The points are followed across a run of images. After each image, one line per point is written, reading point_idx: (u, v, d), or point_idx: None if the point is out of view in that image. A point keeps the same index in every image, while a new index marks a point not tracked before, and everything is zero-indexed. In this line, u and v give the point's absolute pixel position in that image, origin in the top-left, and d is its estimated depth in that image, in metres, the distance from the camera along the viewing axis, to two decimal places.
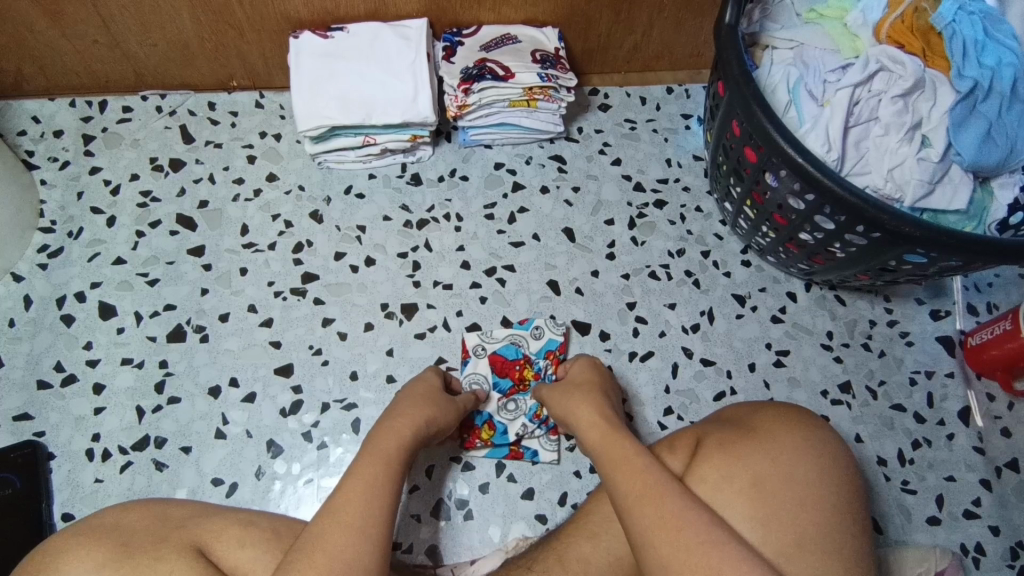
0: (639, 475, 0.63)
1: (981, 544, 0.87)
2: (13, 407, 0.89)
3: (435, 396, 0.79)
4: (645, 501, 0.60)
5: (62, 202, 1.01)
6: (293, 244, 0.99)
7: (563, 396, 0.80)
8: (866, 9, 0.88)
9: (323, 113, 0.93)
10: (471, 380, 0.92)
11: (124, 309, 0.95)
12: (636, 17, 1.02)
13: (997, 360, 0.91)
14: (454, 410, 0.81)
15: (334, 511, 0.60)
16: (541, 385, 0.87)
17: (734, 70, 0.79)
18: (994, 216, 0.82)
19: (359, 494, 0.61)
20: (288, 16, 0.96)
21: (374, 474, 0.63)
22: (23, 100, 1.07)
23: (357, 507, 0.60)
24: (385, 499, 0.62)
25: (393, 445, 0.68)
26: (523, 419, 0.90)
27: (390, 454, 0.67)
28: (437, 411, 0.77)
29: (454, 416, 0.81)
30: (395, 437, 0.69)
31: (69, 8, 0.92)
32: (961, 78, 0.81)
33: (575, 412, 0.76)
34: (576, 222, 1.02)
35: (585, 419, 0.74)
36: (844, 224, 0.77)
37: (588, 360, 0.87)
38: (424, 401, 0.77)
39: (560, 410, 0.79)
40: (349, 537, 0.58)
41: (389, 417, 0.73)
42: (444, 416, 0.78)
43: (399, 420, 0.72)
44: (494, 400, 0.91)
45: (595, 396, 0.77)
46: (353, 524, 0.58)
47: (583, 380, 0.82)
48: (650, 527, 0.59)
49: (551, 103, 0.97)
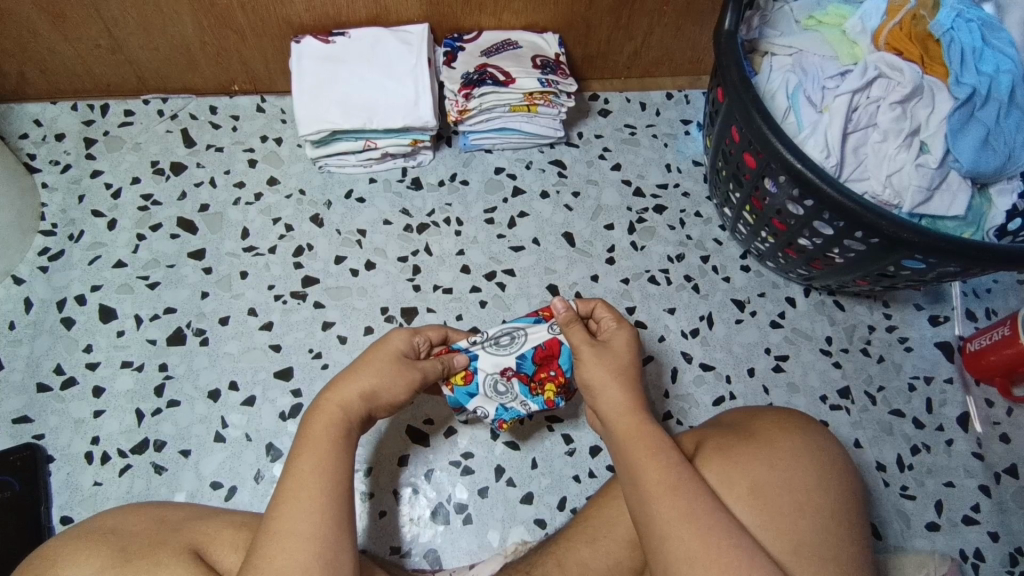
0: (663, 469, 0.62)
1: (980, 550, 0.87)
2: (13, 409, 0.89)
3: (382, 367, 0.70)
4: (672, 494, 0.60)
5: (63, 205, 1.01)
6: (293, 248, 0.99)
7: (604, 366, 0.71)
8: (864, 16, 0.88)
9: (324, 116, 0.93)
10: (505, 328, 0.80)
11: (124, 312, 0.95)
12: (636, 23, 1.03)
13: (996, 366, 0.91)
14: (406, 381, 0.71)
15: (277, 517, 0.58)
16: (578, 328, 0.74)
17: (733, 75, 0.79)
18: (993, 222, 0.82)
19: (296, 493, 0.59)
20: (290, 20, 0.97)
21: (311, 468, 0.61)
22: (26, 103, 1.07)
23: (295, 510, 0.58)
24: (332, 492, 0.59)
25: (331, 431, 0.64)
26: (490, 405, 0.79)
27: (327, 441, 0.63)
28: (383, 388, 0.69)
29: (405, 386, 0.71)
30: (331, 424, 0.64)
31: (70, 11, 0.92)
32: (959, 85, 0.81)
33: (610, 392, 0.69)
34: (576, 227, 1.02)
35: (616, 405, 0.68)
36: (843, 230, 0.78)
37: (633, 333, 0.75)
38: (364, 374, 0.68)
39: (589, 376, 0.71)
40: (299, 543, 0.56)
41: (324, 397, 0.66)
42: (387, 390, 0.69)
43: (336, 398, 0.66)
44: (501, 367, 0.78)
45: (633, 377, 0.70)
46: (288, 530, 0.57)
47: (621, 354, 0.72)
48: (676, 522, 0.59)
49: (552, 108, 0.97)
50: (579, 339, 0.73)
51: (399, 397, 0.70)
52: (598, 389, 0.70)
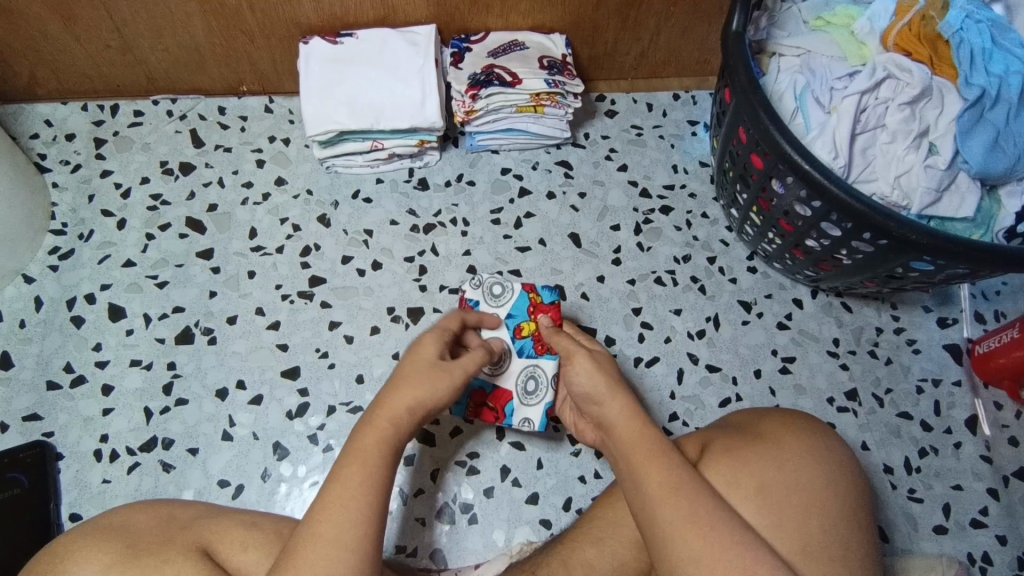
0: (666, 471, 0.62)
1: (987, 553, 0.86)
2: (22, 407, 0.90)
3: (428, 376, 0.67)
4: (675, 498, 0.60)
5: (73, 204, 1.02)
6: (300, 248, 1.00)
7: (595, 374, 0.71)
8: (873, 16, 0.87)
9: (332, 117, 0.94)
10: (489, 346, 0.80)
11: (133, 311, 0.96)
12: (643, 23, 1.02)
13: (1005, 368, 0.91)
14: (445, 386, 0.68)
15: (317, 523, 0.58)
16: (563, 335, 0.75)
17: (742, 76, 0.79)
18: (1002, 223, 0.82)
19: (343, 502, 0.59)
20: (298, 21, 0.97)
21: (359, 481, 0.61)
22: (37, 103, 1.08)
23: (339, 518, 0.59)
24: (377, 508, 0.60)
25: (381, 447, 0.63)
26: (535, 415, 0.80)
27: (378, 458, 0.63)
28: (425, 398, 0.66)
29: (451, 389, 0.68)
30: (381, 438, 0.64)
31: (81, 13, 0.93)
32: (969, 86, 0.80)
33: (609, 398, 0.69)
34: (582, 227, 1.03)
35: (612, 412, 0.68)
36: (851, 231, 0.77)
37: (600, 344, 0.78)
38: (411, 386, 0.67)
39: (589, 387, 0.70)
40: (338, 553, 0.57)
41: (374, 412, 0.65)
42: (434, 396, 0.67)
43: (387, 412, 0.65)
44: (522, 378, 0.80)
45: (620, 378, 0.71)
46: (330, 537, 0.58)
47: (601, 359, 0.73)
48: (679, 527, 0.59)
49: (559, 108, 0.97)
50: (567, 348, 0.74)
51: (445, 400, 0.68)
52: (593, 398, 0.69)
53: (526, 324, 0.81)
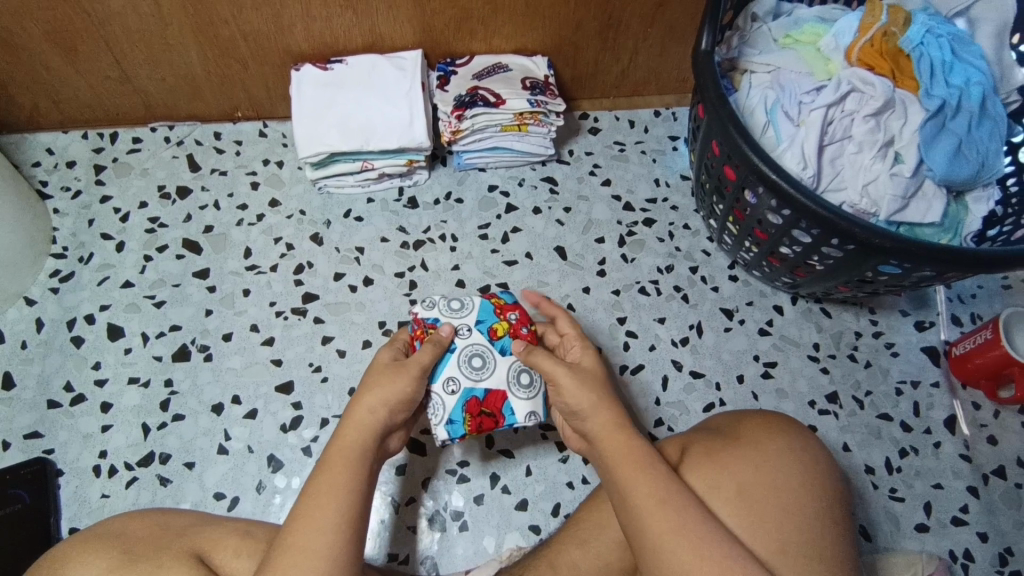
0: (649, 480, 0.64)
1: (969, 550, 0.88)
2: (24, 425, 0.92)
3: (383, 376, 0.72)
4: (662, 508, 0.62)
5: (74, 229, 1.05)
6: (293, 266, 1.03)
7: (586, 390, 0.72)
8: (838, 33, 0.91)
9: (324, 140, 0.97)
10: (469, 352, 0.78)
11: (131, 330, 0.99)
12: (622, 45, 1.06)
13: (981, 369, 0.93)
14: (401, 380, 0.72)
15: (290, 534, 0.61)
16: (545, 357, 0.74)
17: (711, 92, 0.82)
18: (970, 228, 0.87)
19: (310, 510, 0.62)
20: (290, 49, 1.01)
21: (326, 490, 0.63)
22: (38, 133, 1.12)
23: (309, 526, 0.61)
24: (348, 514, 0.63)
25: (349, 457, 0.67)
26: (538, 405, 0.78)
27: (345, 467, 0.66)
28: (388, 395, 0.71)
29: (413, 380, 0.73)
30: (349, 448, 0.67)
31: (82, 47, 0.97)
32: (930, 98, 0.84)
33: (595, 410, 0.71)
34: (567, 241, 1.06)
35: (597, 423, 0.70)
36: (819, 238, 0.80)
37: (595, 352, 0.78)
38: (370, 392, 0.71)
39: (576, 402, 0.72)
40: (310, 561, 0.59)
41: (342, 426, 0.69)
42: (397, 390, 0.72)
43: (353, 422, 0.69)
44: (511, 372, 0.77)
45: (612, 394, 0.72)
46: (301, 546, 0.60)
47: (594, 372, 0.74)
48: (667, 538, 0.61)
49: (542, 127, 1.01)
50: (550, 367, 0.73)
51: (409, 392, 0.72)
52: (581, 411, 0.71)
53: (499, 324, 0.80)
